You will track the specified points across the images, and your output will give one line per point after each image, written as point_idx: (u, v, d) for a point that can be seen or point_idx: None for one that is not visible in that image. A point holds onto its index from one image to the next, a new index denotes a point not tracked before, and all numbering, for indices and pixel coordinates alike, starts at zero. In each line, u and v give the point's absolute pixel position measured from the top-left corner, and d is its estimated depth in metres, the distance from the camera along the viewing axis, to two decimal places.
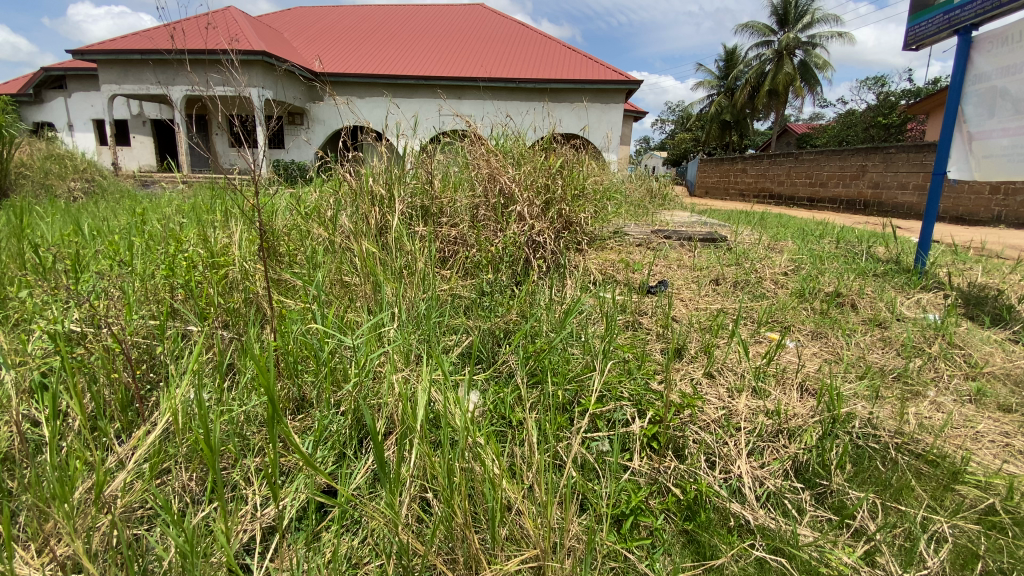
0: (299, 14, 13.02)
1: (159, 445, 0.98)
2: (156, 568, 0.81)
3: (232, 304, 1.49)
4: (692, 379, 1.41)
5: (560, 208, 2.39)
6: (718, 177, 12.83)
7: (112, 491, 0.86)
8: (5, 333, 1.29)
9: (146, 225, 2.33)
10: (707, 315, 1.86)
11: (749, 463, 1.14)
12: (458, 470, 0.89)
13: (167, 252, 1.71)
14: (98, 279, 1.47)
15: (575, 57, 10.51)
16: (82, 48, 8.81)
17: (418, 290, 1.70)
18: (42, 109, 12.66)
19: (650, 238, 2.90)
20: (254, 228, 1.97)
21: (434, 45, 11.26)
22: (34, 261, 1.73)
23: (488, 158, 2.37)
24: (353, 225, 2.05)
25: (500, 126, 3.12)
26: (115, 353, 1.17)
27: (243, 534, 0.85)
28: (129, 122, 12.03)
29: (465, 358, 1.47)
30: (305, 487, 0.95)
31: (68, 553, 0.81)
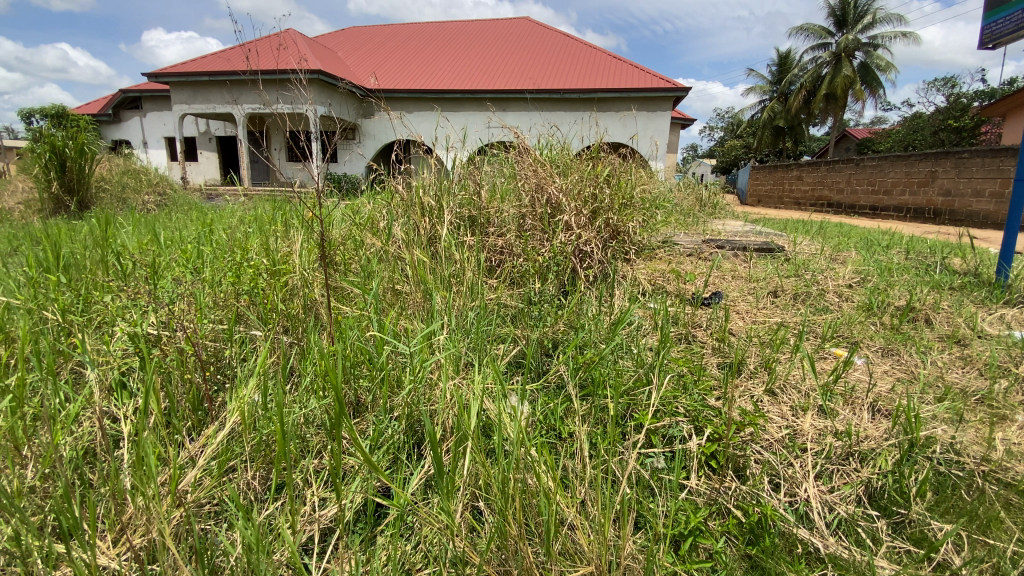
0: (352, 34, 13.61)
1: (227, 444, 1.02)
2: (222, 563, 0.84)
3: (293, 310, 1.55)
4: (752, 395, 1.35)
5: (608, 216, 2.35)
6: (771, 186, 12.36)
7: (185, 486, 0.91)
8: (90, 334, 1.39)
9: (214, 234, 2.48)
10: (767, 329, 1.77)
11: (817, 486, 1.08)
12: (512, 481, 0.88)
13: (234, 260, 1.82)
14: (173, 285, 1.57)
15: (621, 66, 10.45)
16: (158, 71, 9.54)
17: (467, 299, 1.72)
18: (121, 129, 13.75)
19: (701, 248, 2.82)
20: (313, 238, 2.05)
21: (481, 58, 11.49)
22: (116, 267, 1.87)
23: (536, 168, 2.38)
24: (405, 235, 2.11)
25: (547, 135, 3.12)
26: (188, 354, 1.24)
27: (302, 534, 0.87)
28: (197, 139, 12.90)
29: (515, 367, 1.46)
30: (362, 490, 0.97)
31: (144, 544, 0.85)
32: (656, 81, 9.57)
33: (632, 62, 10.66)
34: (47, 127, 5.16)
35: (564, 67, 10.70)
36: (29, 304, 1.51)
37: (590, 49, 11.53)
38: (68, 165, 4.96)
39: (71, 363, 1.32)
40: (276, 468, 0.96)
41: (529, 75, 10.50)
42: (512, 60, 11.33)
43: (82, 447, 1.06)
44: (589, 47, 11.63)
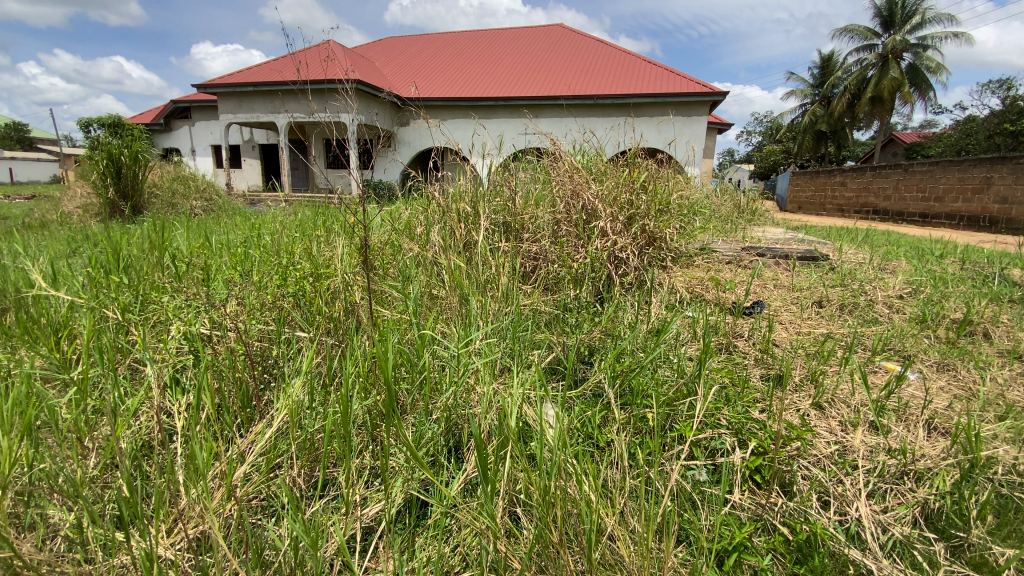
0: (390, 44, 13.96)
1: (275, 441, 1.05)
2: (271, 557, 0.86)
3: (334, 312, 1.59)
4: (797, 409, 1.31)
5: (644, 223, 2.32)
6: (812, 192, 11.96)
7: (235, 481, 0.94)
8: (147, 331, 1.46)
9: (260, 239, 2.58)
10: (813, 340, 1.72)
11: (869, 505, 1.04)
12: (553, 488, 0.87)
13: (281, 263, 1.89)
14: (224, 287, 1.64)
15: (656, 71, 10.35)
16: (208, 82, 10.00)
17: (502, 304, 1.73)
18: (172, 137, 14.46)
19: (741, 255, 2.75)
20: (353, 244, 2.11)
21: (515, 66, 11.57)
22: (171, 268, 1.97)
23: (571, 174, 2.37)
24: (442, 240, 2.15)
25: (582, 141, 3.12)
26: (238, 353, 1.30)
27: (347, 532, 0.89)
28: (241, 147, 13.44)
29: (552, 374, 1.46)
30: (403, 490, 0.99)
31: (196, 535, 0.88)
32: (692, 85, 9.43)
33: (668, 67, 10.54)
34: (105, 137, 5.48)
35: (598, 73, 10.67)
36: (93, 303, 1.61)
37: (625, 55, 11.47)
38: (123, 172, 5.26)
39: (129, 359, 1.40)
40: (324, 466, 0.99)
41: (564, 81, 10.52)
42: (546, 66, 11.37)
43: (140, 439, 1.12)
44: (624, 52, 11.57)
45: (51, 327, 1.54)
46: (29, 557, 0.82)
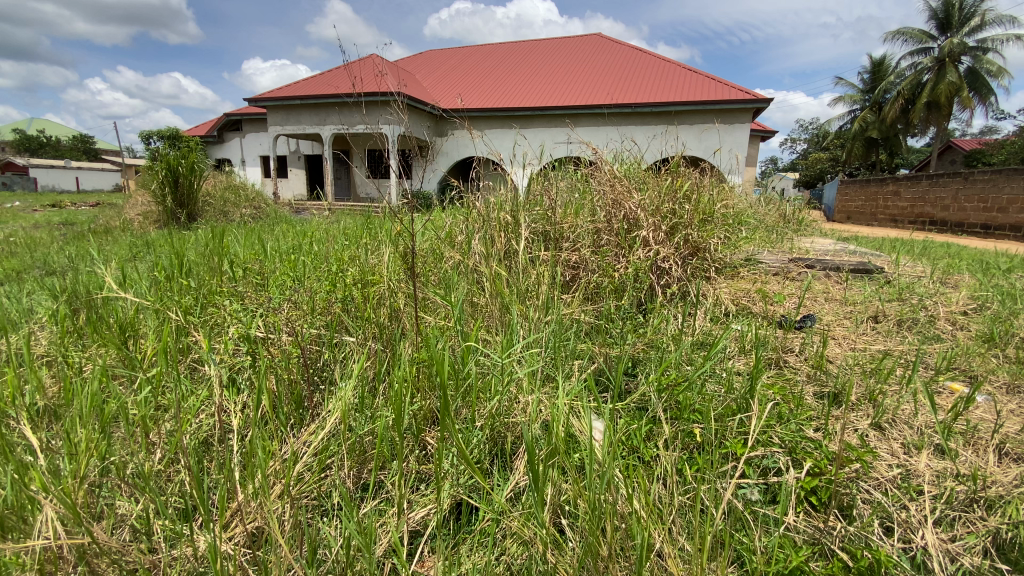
0: (430, 57, 14.30)
1: (327, 442, 1.09)
2: (324, 557, 0.88)
3: (381, 318, 1.64)
4: (854, 428, 1.25)
5: (688, 232, 2.27)
6: (862, 202, 11.46)
7: (290, 479, 0.98)
8: (206, 332, 1.54)
9: (310, 246, 2.67)
10: (869, 357, 1.64)
11: (936, 533, 0.97)
12: (602, 501, 0.87)
13: (330, 270, 1.96)
14: (278, 291, 1.72)
15: (697, 78, 10.20)
16: (259, 96, 10.50)
17: (543, 313, 1.73)
18: (224, 149, 15.20)
19: (788, 267, 2.66)
20: (398, 252, 2.16)
21: (553, 76, 11.64)
22: (229, 273, 2.07)
23: (613, 183, 2.36)
24: (484, 248, 2.17)
25: (622, 150, 3.10)
26: (292, 356, 1.36)
27: (396, 533, 0.91)
28: (288, 157, 14.01)
29: (594, 385, 1.45)
30: (450, 496, 1.00)
31: (252, 530, 0.92)
32: (735, 92, 9.24)
33: (709, 75, 10.38)
34: (165, 148, 5.82)
35: (637, 82, 10.61)
36: (158, 305, 1.71)
37: (665, 63, 11.36)
38: (180, 181, 5.56)
39: (189, 359, 1.47)
40: (376, 469, 1.02)
41: (602, 91, 10.51)
42: (584, 76, 11.39)
43: (201, 435, 1.17)
44: (664, 61, 11.46)
45: (121, 326, 1.64)
46: (104, 542, 0.88)
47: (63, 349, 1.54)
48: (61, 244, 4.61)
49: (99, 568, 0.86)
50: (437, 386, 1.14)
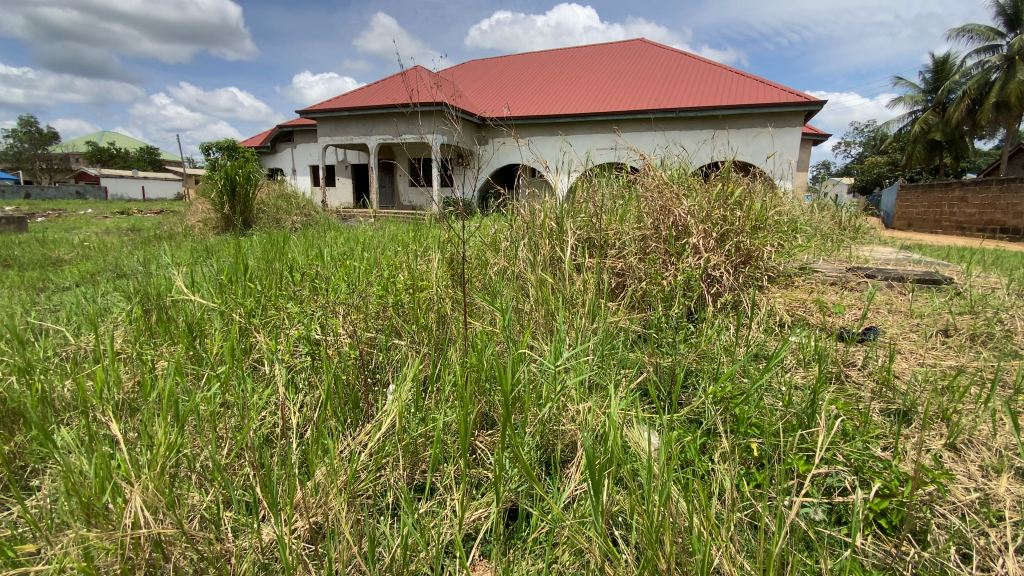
0: (473, 67, 14.57)
1: (383, 443, 1.13)
2: (382, 555, 0.91)
3: (431, 323, 1.68)
4: (926, 448, 1.18)
5: (740, 240, 2.21)
6: (925, 208, 10.82)
7: (348, 477, 1.02)
8: (267, 333, 1.63)
9: (360, 252, 2.77)
10: (940, 374, 1.55)
11: (1020, 563, 0.91)
12: (658, 513, 0.86)
13: (381, 276, 2.02)
14: (332, 295, 1.80)
15: (746, 82, 9.94)
16: (310, 108, 10.97)
17: (590, 320, 1.72)
18: (277, 158, 15.91)
19: (847, 276, 2.54)
20: (446, 259, 2.20)
21: (596, 83, 11.61)
22: (287, 277, 2.17)
23: (661, 189, 2.32)
24: (530, 256, 2.18)
25: (670, 156, 3.06)
26: (347, 359, 1.41)
27: (451, 535, 0.93)
28: (336, 167, 14.53)
29: (644, 394, 1.43)
30: (503, 501, 1.02)
31: (313, 526, 0.97)
32: (786, 95, 8.94)
33: (757, 78, 10.09)
34: (225, 159, 6.16)
35: (683, 86, 10.43)
36: (222, 307, 1.80)
37: (711, 66, 11.15)
38: (237, 190, 5.87)
39: (250, 359, 1.55)
40: (430, 473, 1.05)
41: (646, 96, 10.40)
42: (627, 82, 11.30)
43: (263, 433, 1.23)
44: (710, 64, 11.22)
45: (189, 327, 1.75)
46: (180, 529, 0.93)
47: (138, 347, 1.65)
48: (130, 248, 4.95)
49: (174, 553, 0.91)
50: (490, 391, 1.16)
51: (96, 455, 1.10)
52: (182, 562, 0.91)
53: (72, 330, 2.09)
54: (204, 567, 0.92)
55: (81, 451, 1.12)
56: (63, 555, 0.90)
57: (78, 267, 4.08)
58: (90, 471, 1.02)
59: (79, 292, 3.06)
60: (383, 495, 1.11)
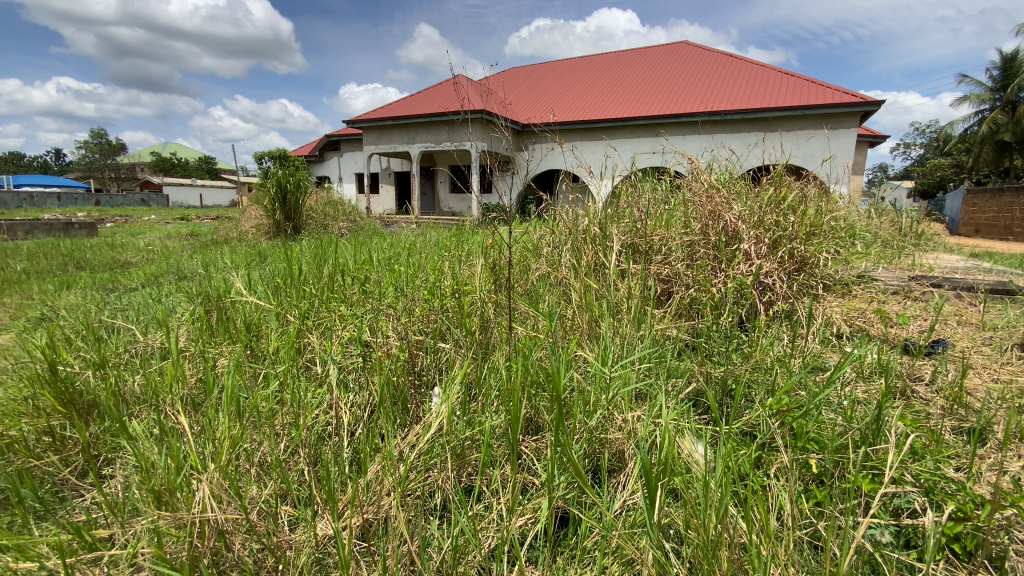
0: (513, 75, 14.71)
1: (432, 444, 1.15)
2: (432, 554, 0.92)
3: (475, 328, 1.70)
4: (1005, 469, 1.10)
5: (793, 246, 2.13)
6: (995, 213, 10.12)
7: (395, 477, 1.04)
8: (320, 335, 1.70)
9: (405, 257, 2.83)
10: (1017, 391, 1.44)
11: None
12: (714, 526, 0.83)
13: (428, 280, 2.06)
14: (380, 299, 1.85)
15: (796, 82, 9.60)
16: (356, 118, 11.34)
17: (636, 327, 1.69)
18: (325, 167, 16.51)
19: (911, 285, 2.41)
20: (489, 264, 2.22)
21: (638, 88, 11.49)
22: (337, 280, 2.25)
23: (710, 194, 2.26)
24: (573, 262, 2.18)
25: (717, 160, 2.99)
26: (396, 361, 1.45)
27: (498, 539, 0.93)
28: (380, 174, 14.94)
29: (693, 404, 1.40)
30: (549, 506, 1.01)
31: (366, 523, 0.99)
32: (840, 95, 8.59)
33: (808, 78, 9.73)
34: (277, 168, 6.45)
35: (729, 89, 10.17)
36: (277, 309, 1.88)
37: (759, 67, 10.84)
38: (288, 197, 6.14)
39: (303, 359, 1.61)
40: (480, 477, 1.06)
41: (690, 100, 10.20)
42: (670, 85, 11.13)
43: (317, 431, 1.28)
44: (759, 66, 10.90)
45: (247, 326, 1.83)
46: (241, 520, 0.98)
47: (201, 344, 1.74)
48: (191, 252, 5.24)
49: (236, 542, 0.96)
50: (536, 400, 1.17)
51: (165, 446, 1.17)
52: (243, 552, 0.95)
53: (141, 329, 2.23)
54: (263, 558, 0.95)
55: (151, 442, 1.19)
56: (137, 539, 0.96)
57: (144, 270, 4.35)
58: (161, 462, 1.08)
59: (145, 293, 3.26)
60: (431, 496, 1.13)
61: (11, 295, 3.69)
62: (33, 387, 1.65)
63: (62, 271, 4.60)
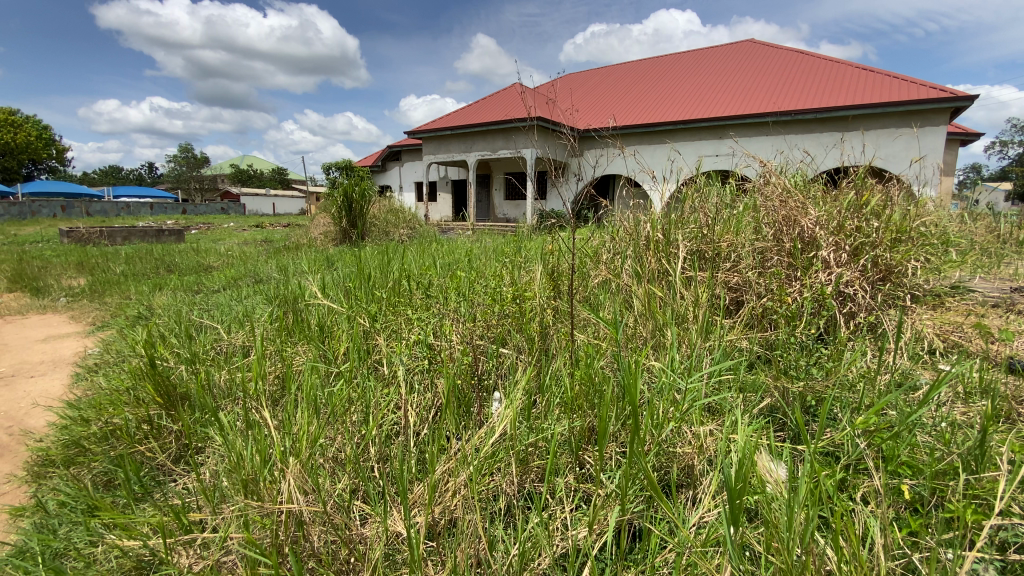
0: (571, 80, 14.71)
1: (496, 448, 1.16)
2: (500, 559, 0.93)
3: (534, 334, 1.71)
4: None
5: (877, 254, 1.99)
6: None
7: (460, 479, 1.06)
8: (387, 337, 1.76)
9: (466, 263, 2.88)
10: None
11: None
12: (796, 549, 0.79)
13: (489, 285, 2.09)
14: (442, 305, 1.89)
15: (876, 78, 9.00)
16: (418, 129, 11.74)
17: (703, 335, 1.64)
18: (387, 176, 17.18)
19: (1015, 298, 2.18)
20: (549, 271, 2.23)
21: (700, 90, 11.19)
22: (401, 285, 2.32)
23: (784, 199, 2.16)
24: (635, 268, 2.14)
25: (789, 161, 2.85)
26: (461, 364, 1.48)
27: (561, 548, 0.93)
28: (439, 183, 15.35)
29: (766, 419, 1.34)
30: (614, 519, 1.00)
31: (432, 522, 1.02)
32: (927, 90, 7.96)
33: (890, 73, 9.09)
34: (344, 178, 6.76)
35: (800, 87, 9.67)
36: (349, 312, 1.98)
37: (833, 63, 10.25)
38: (353, 206, 6.43)
39: (371, 360, 1.68)
40: (546, 483, 1.06)
41: (757, 100, 9.78)
42: (735, 85, 10.73)
43: (386, 430, 1.33)
44: (833, 62, 10.30)
45: (320, 328, 1.94)
46: (320, 512, 1.03)
47: (279, 344, 1.86)
48: (266, 257, 5.58)
49: (314, 534, 1.01)
50: (603, 408, 1.17)
51: (251, 438, 1.25)
52: (320, 542, 1.00)
53: (224, 328, 2.40)
54: (337, 549, 1.00)
55: (239, 434, 1.28)
56: (227, 524, 1.03)
57: (225, 273, 4.68)
58: (248, 453, 1.16)
59: (227, 295, 3.51)
60: (495, 499, 1.14)
61: (114, 295, 4.09)
62: (134, 379, 1.82)
63: (155, 274, 5.03)
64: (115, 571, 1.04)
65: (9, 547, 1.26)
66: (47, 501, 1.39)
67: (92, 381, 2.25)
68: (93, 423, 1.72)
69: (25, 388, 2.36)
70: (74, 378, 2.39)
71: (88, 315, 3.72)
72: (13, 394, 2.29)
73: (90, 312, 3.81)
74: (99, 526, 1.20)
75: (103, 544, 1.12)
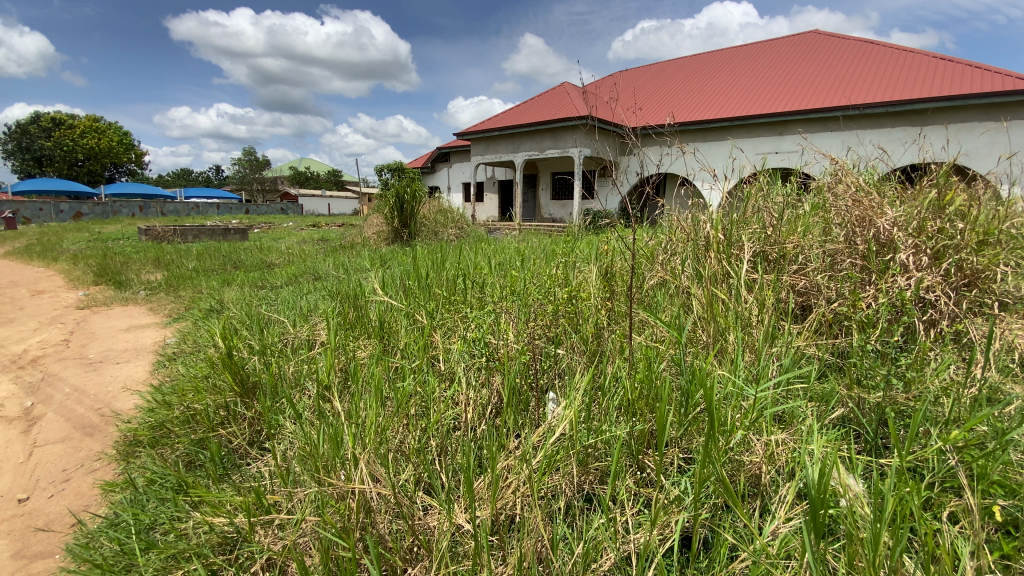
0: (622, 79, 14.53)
1: (556, 447, 1.16)
2: (562, 555, 0.94)
3: (590, 335, 1.70)
4: None
5: (964, 257, 1.84)
6: None
7: (522, 475, 1.07)
8: (444, 335, 1.80)
9: (518, 262, 2.90)
10: None
11: None
12: (880, 566, 0.75)
13: (543, 285, 2.10)
14: (498, 304, 1.92)
15: (957, 68, 8.37)
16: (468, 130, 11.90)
17: (768, 340, 1.58)
18: (437, 177, 17.51)
19: None
20: (603, 271, 2.21)
21: (759, 85, 10.76)
22: (455, 284, 2.37)
23: (857, 198, 2.04)
24: (694, 269, 2.09)
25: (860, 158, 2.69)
26: (519, 363, 1.50)
27: (624, 549, 0.93)
28: (487, 184, 15.50)
29: (840, 432, 1.27)
30: (678, 523, 0.99)
31: (494, 515, 1.04)
32: (1015, 80, 7.34)
33: (972, 62, 8.43)
34: (397, 179, 6.97)
35: (870, 80, 9.11)
36: (407, 309, 2.04)
37: (907, 53, 9.61)
38: (405, 206, 6.62)
39: (428, 357, 1.73)
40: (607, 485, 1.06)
41: (822, 94, 9.31)
42: (797, 80, 10.26)
43: (446, 425, 1.36)
44: (908, 52, 9.65)
45: (380, 324, 2.01)
46: (387, 500, 1.07)
47: (342, 338, 1.94)
48: (323, 256, 5.84)
49: (382, 520, 1.05)
50: (667, 412, 1.15)
51: (320, 426, 1.32)
52: (388, 528, 1.05)
53: (288, 322, 2.53)
54: (403, 537, 1.05)
55: (309, 422, 1.35)
56: (302, 507, 1.09)
57: (286, 270, 4.93)
58: (320, 441, 1.22)
59: (289, 291, 3.70)
60: (554, 498, 1.15)
61: (187, 289, 4.39)
62: (211, 368, 1.95)
63: (223, 269, 5.36)
64: (202, 545, 1.13)
65: (104, 519, 1.38)
66: (137, 477, 1.51)
67: (171, 368, 2.43)
68: (176, 406, 1.85)
69: (113, 373, 2.58)
70: (156, 365, 2.59)
71: (164, 306, 4.02)
72: (103, 379, 2.51)
73: (166, 304, 4.11)
74: (185, 502, 1.29)
75: (190, 520, 1.22)
